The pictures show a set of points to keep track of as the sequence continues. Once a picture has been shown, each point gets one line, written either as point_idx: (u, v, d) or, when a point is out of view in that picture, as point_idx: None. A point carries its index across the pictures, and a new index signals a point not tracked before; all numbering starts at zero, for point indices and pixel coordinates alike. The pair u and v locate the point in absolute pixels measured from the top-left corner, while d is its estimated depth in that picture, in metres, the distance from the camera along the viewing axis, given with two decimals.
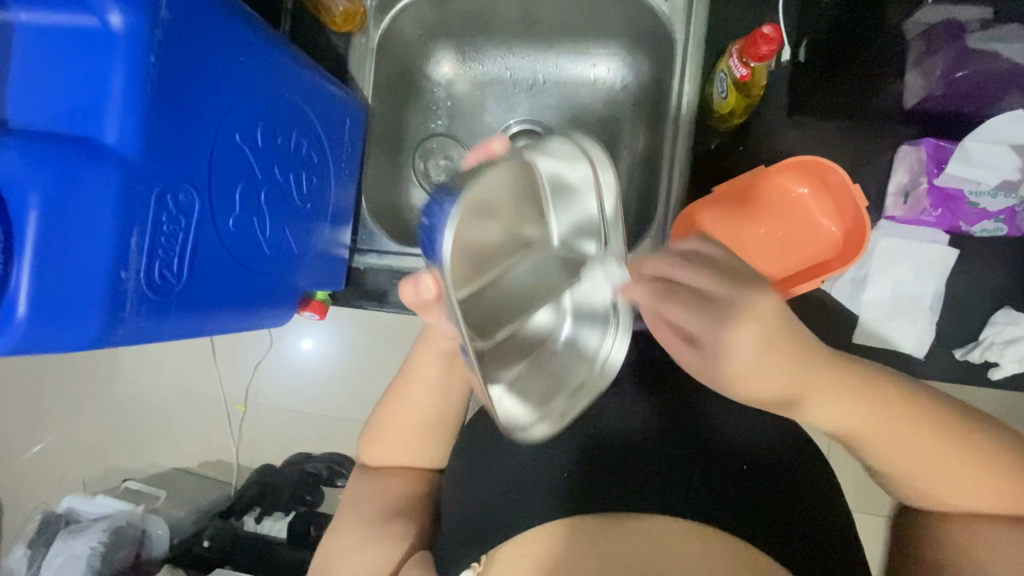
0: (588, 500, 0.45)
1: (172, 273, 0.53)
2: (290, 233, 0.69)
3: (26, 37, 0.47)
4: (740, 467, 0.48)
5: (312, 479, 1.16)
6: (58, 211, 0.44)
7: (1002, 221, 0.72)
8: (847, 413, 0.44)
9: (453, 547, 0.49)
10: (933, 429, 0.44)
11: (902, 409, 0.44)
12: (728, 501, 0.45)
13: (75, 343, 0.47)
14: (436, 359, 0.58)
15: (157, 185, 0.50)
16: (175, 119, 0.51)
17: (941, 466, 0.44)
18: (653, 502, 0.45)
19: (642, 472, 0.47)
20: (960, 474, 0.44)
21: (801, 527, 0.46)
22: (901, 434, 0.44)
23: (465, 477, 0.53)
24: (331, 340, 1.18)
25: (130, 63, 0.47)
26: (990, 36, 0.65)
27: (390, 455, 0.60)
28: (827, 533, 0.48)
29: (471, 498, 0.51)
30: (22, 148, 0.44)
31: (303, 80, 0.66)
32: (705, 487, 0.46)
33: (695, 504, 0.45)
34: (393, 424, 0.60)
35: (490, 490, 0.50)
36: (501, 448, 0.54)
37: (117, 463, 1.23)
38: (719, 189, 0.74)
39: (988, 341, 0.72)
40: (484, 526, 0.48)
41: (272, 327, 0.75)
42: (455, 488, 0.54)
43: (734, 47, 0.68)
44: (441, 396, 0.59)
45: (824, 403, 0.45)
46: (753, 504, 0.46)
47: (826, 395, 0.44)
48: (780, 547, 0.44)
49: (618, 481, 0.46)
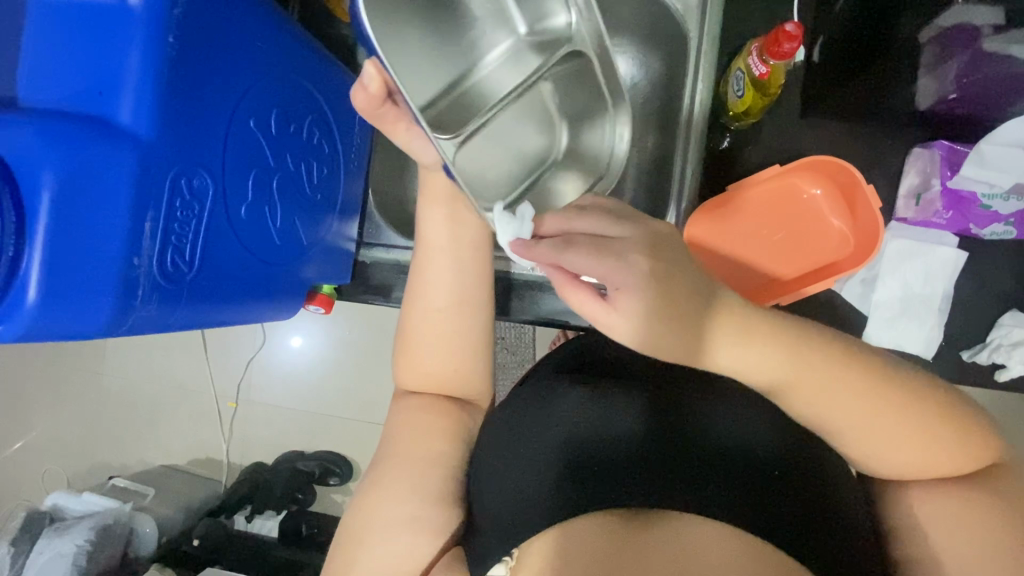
0: (592, 497, 0.46)
1: (185, 261, 0.51)
2: (301, 223, 0.68)
3: (40, 15, 0.46)
4: (773, 470, 0.47)
5: (305, 477, 1.13)
6: (71, 192, 0.42)
7: (1011, 224, 0.72)
8: (847, 402, 0.48)
9: (483, 538, 0.49)
10: (893, 400, 0.48)
11: (858, 379, 0.48)
12: (758, 497, 0.45)
13: (87, 330, 0.46)
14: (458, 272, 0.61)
15: (172, 169, 0.49)
16: (190, 100, 0.49)
17: (894, 429, 0.48)
18: (682, 499, 0.44)
19: (647, 467, 0.46)
20: (922, 443, 0.48)
21: (835, 529, 0.45)
22: (847, 401, 0.48)
23: (490, 469, 0.53)
24: (324, 336, 1.16)
25: (147, 39, 0.45)
26: (1006, 40, 0.65)
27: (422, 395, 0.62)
28: (860, 532, 0.47)
29: (497, 489, 0.51)
30: (35, 126, 0.42)
31: (318, 66, 0.65)
32: (736, 485, 0.45)
33: (709, 499, 0.44)
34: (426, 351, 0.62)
35: (515, 481, 0.50)
36: (508, 443, 0.53)
37: (103, 459, 1.20)
38: (716, 199, 0.74)
39: (995, 343, 0.73)
40: (514, 517, 0.48)
41: (277, 320, 0.73)
42: (474, 483, 0.54)
43: (754, 44, 0.68)
44: (465, 311, 0.61)
45: (830, 391, 0.48)
46: (784, 503, 0.45)
47: (814, 377, 0.48)
48: (804, 538, 0.44)
49: (622, 478, 0.46)
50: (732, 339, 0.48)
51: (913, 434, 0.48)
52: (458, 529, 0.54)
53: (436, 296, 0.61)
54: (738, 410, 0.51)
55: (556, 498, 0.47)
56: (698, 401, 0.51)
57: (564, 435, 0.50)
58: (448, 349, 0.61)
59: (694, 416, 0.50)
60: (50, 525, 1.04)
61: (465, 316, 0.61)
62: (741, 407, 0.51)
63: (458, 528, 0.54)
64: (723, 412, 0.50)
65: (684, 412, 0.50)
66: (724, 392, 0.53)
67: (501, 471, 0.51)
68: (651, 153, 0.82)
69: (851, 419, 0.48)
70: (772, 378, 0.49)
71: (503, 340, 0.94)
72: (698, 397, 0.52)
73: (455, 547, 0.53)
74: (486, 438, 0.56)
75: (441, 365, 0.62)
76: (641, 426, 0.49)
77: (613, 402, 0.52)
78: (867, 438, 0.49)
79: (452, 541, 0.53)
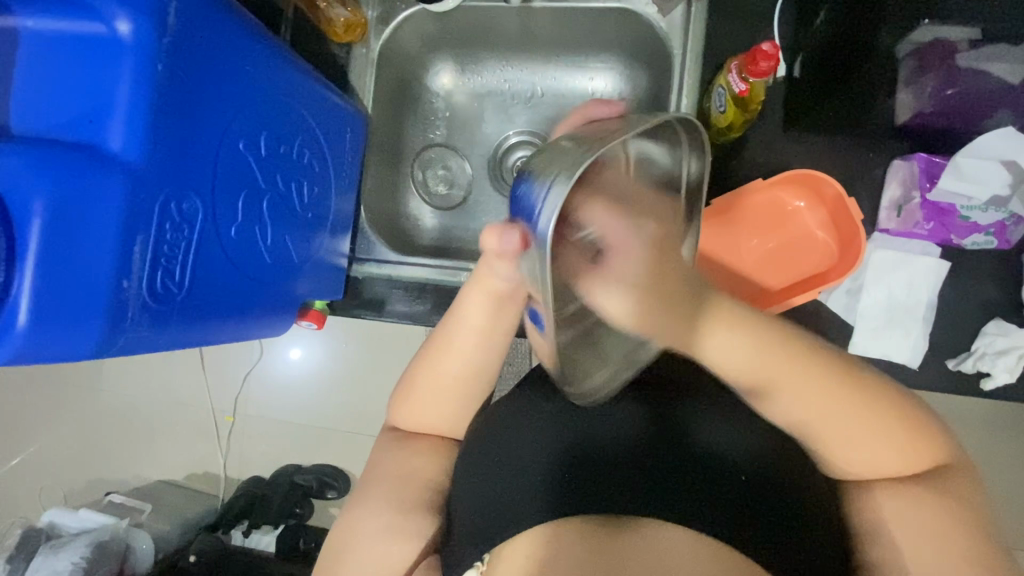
0: (575, 505, 0.46)
1: (175, 282, 0.52)
2: (291, 241, 0.69)
3: (33, 45, 0.47)
4: (745, 477, 0.48)
5: (302, 491, 1.13)
6: (62, 216, 0.43)
7: (992, 234, 0.73)
8: (809, 400, 0.49)
9: (459, 545, 0.49)
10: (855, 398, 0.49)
11: (816, 376, 0.49)
12: (732, 506, 0.45)
13: (76, 352, 0.46)
14: (484, 303, 0.56)
15: (162, 193, 0.50)
16: (180, 125, 0.50)
17: (860, 433, 0.49)
18: (654, 506, 0.45)
19: (629, 475, 0.47)
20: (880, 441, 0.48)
21: (807, 538, 0.46)
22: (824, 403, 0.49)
23: (470, 474, 0.54)
24: (319, 350, 1.17)
25: (137, 69, 0.47)
26: (979, 56, 0.69)
27: (424, 418, 0.61)
28: (829, 538, 0.48)
29: (475, 494, 0.52)
30: (25, 154, 0.43)
31: (309, 90, 0.67)
32: (709, 494, 0.46)
33: (692, 508, 0.45)
34: (427, 398, 0.60)
35: (493, 488, 0.51)
36: (488, 451, 0.54)
37: (100, 475, 1.20)
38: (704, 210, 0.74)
39: (980, 351, 0.74)
40: (490, 524, 0.48)
41: (270, 336, 0.74)
42: (455, 491, 0.54)
43: (734, 63, 0.69)
44: (480, 345, 0.58)
45: (788, 392, 0.49)
46: (757, 512, 0.46)
47: (774, 378, 0.48)
48: (782, 546, 0.45)
49: (595, 485, 0.47)
50: (703, 324, 0.49)
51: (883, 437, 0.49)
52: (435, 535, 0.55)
53: (450, 351, 0.58)
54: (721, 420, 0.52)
55: (537, 505, 0.47)
56: (670, 409, 0.52)
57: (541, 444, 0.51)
58: (459, 377, 0.59)
59: (668, 424, 0.51)
60: (46, 541, 1.05)
61: (471, 379, 0.60)
62: (712, 416, 0.52)
63: (434, 534, 0.55)
64: (705, 422, 0.52)
65: (657, 421, 0.51)
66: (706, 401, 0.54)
67: (480, 478, 0.52)
68: None
69: (819, 418, 0.49)
70: (740, 369, 0.49)
71: None
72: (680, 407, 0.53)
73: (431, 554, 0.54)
74: (469, 445, 0.57)
75: (437, 412, 0.60)
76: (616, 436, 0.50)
77: (592, 411, 0.53)
78: (837, 439, 0.49)
79: (428, 549, 0.54)
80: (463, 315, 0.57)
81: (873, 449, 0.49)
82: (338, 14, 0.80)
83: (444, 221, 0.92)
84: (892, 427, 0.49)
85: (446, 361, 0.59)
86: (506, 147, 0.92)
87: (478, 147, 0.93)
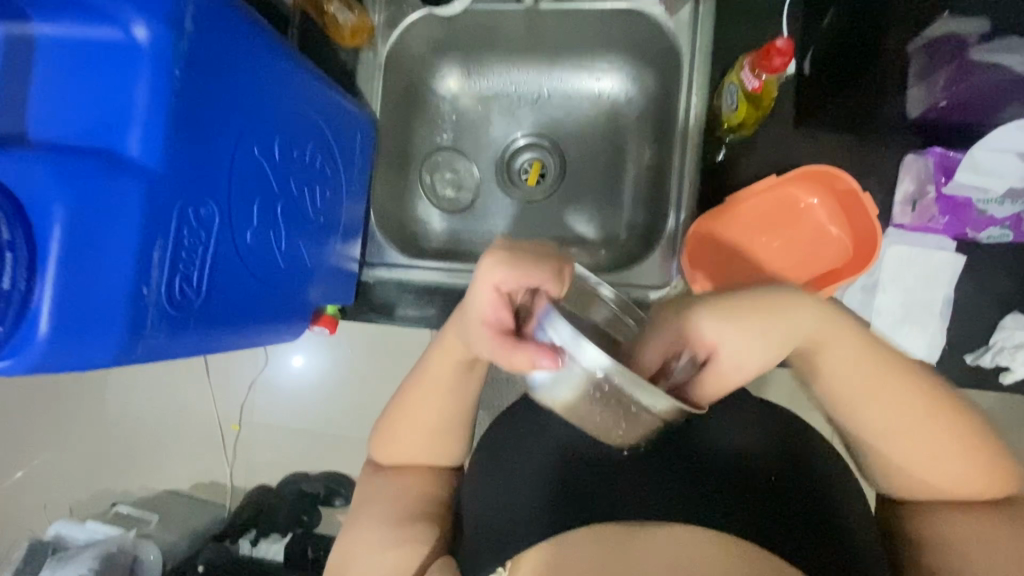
0: (582, 516, 0.48)
1: (193, 288, 0.52)
2: (304, 246, 0.68)
3: (49, 51, 0.47)
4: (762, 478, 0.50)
5: (310, 499, 1.14)
6: (82, 223, 0.43)
7: (1007, 227, 0.73)
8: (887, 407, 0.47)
9: (475, 549, 0.49)
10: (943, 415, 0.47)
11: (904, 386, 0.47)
12: (743, 513, 0.47)
13: (97, 360, 0.46)
14: (451, 364, 0.55)
15: (180, 199, 0.49)
16: (197, 131, 0.50)
17: (935, 447, 0.47)
18: (671, 514, 0.46)
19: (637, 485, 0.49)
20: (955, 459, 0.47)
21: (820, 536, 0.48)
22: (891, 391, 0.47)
23: (488, 472, 0.55)
24: (326, 357, 1.16)
25: (155, 75, 0.46)
26: (994, 48, 0.64)
27: (404, 455, 0.58)
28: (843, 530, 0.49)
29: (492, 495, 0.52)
30: (44, 160, 0.43)
31: (319, 95, 0.67)
32: (722, 502, 0.48)
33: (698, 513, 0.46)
34: (402, 442, 0.58)
35: (509, 492, 0.52)
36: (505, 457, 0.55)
37: (105, 487, 1.19)
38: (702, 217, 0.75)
39: (998, 345, 0.73)
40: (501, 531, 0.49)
41: (283, 342, 0.74)
42: (467, 506, 0.54)
43: (745, 60, 0.69)
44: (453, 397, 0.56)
45: (870, 398, 0.47)
46: (770, 516, 0.47)
47: (843, 358, 0.47)
48: (796, 549, 0.46)
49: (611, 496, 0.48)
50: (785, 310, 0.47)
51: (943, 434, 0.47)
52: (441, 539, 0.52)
53: (425, 407, 0.56)
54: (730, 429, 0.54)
55: (547, 516, 0.49)
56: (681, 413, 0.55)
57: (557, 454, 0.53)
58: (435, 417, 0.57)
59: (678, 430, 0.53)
60: (53, 555, 1.04)
61: (446, 424, 0.57)
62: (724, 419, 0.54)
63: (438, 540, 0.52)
64: (715, 428, 0.53)
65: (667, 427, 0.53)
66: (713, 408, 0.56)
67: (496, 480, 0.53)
68: (647, 169, 0.85)
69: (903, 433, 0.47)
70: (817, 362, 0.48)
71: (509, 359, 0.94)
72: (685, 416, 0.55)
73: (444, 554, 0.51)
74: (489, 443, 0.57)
75: (412, 449, 0.57)
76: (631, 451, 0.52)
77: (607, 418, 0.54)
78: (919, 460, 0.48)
79: (436, 552, 0.50)
80: (430, 375, 0.56)
81: (940, 461, 0.48)
82: (345, 18, 0.80)
83: (452, 224, 0.92)
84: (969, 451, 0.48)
85: (417, 416, 0.57)
86: (513, 149, 0.92)
87: (485, 150, 0.92)
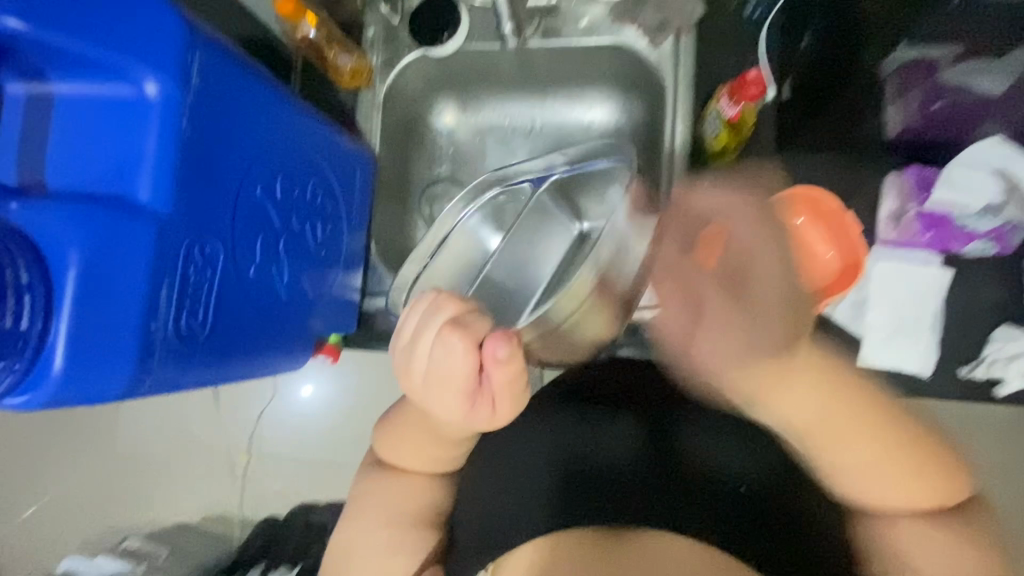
0: (571, 516, 0.53)
1: (198, 322, 0.55)
2: (306, 278, 0.71)
3: (66, 107, 0.51)
4: (743, 486, 0.56)
5: (318, 529, 1.13)
6: (94, 265, 0.46)
7: (991, 240, 0.75)
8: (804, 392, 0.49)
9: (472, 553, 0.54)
10: (866, 415, 0.49)
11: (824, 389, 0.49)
12: (724, 518, 0.53)
13: (107, 393, 0.48)
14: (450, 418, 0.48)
15: (186, 239, 0.52)
16: (202, 175, 0.54)
17: (895, 466, 0.48)
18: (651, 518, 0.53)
19: (619, 490, 0.55)
20: (913, 476, 0.48)
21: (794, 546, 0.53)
22: (848, 448, 0.48)
23: (488, 480, 0.58)
24: (331, 386, 1.18)
25: (163, 126, 0.50)
26: (964, 71, 0.68)
27: (409, 460, 0.54)
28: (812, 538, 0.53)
29: (489, 501, 0.57)
30: (61, 208, 0.46)
31: (319, 136, 0.70)
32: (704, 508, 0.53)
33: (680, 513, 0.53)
34: (414, 442, 0.54)
35: (504, 495, 0.57)
36: (502, 461, 0.59)
37: (113, 523, 1.20)
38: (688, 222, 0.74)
39: (990, 358, 0.75)
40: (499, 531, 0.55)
41: (286, 372, 0.76)
42: (458, 505, 0.57)
43: (723, 89, 0.73)
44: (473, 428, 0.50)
45: (784, 395, 0.49)
46: (743, 520, 0.53)
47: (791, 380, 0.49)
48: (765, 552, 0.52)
49: (598, 500, 0.54)
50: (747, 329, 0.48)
51: (899, 470, 0.48)
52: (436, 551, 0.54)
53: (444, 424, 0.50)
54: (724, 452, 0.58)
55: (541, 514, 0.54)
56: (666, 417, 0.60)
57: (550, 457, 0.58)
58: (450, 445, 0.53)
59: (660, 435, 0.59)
60: None
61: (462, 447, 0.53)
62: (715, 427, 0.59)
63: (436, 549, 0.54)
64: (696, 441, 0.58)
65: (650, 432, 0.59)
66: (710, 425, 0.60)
67: (493, 486, 0.58)
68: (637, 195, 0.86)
69: (858, 467, 0.49)
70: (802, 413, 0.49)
71: None
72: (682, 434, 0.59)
73: (435, 564, 0.53)
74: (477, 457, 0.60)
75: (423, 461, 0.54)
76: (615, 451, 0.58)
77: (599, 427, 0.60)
78: (868, 480, 0.49)
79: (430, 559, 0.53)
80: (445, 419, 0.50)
81: (886, 481, 0.48)
82: (345, 61, 0.85)
83: None
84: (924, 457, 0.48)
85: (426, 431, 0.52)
86: None
87: None
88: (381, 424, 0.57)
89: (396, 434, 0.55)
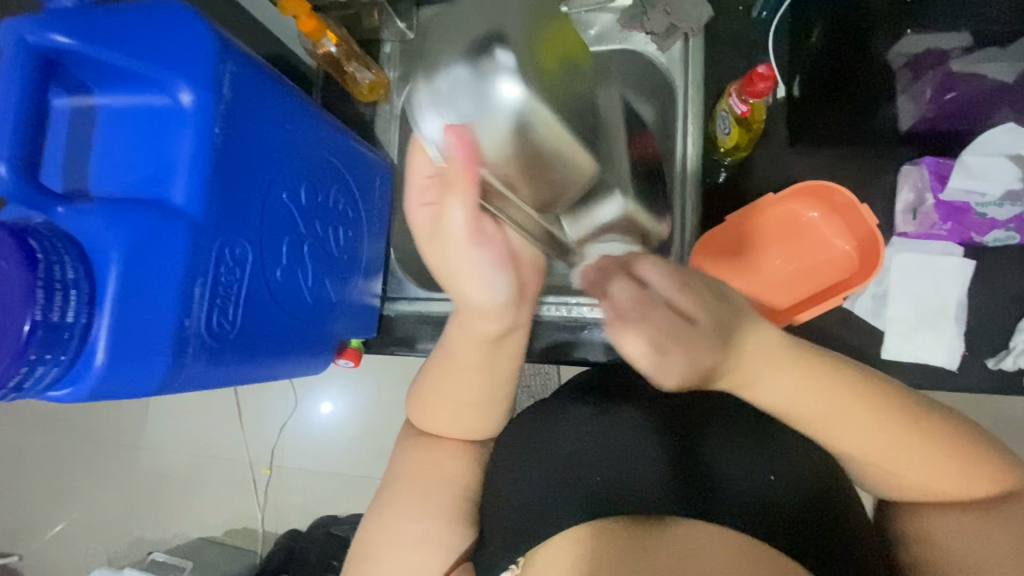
0: (604, 508, 0.49)
1: (228, 320, 0.57)
2: (329, 283, 0.74)
3: (108, 118, 0.54)
4: (776, 476, 0.52)
5: (340, 541, 1.10)
6: (132, 264, 0.49)
7: (1012, 229, 0.74)
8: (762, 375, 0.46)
9: (492, 551, 0.53)
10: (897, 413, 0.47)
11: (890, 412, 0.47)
12: (767, 515, 0.48)
13: (141, 385, 0.50)
14: (474, 342, 0.60)
15: (217, 240, 0.55)
16: (232, 181, 0.56)
17: (928, 467, 0.48)
18: (688, 503, 0.48)
19: (654, 484, 0.51)
20: (937, 474, 0.48)
21: (843, 538, 0.49)
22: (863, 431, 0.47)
23: (506, 485, 0.57)
24: (353, 398, 1.20)
25: (196, 131, 0.53)
26: (976, 59, 0.65)
27: (437, 425, 0.64)
28: (845, 530, 0.50)
29: (509, 501, 0.55)
30: (103, 211, 0.49)
31: (341, 146, 0.73)
32: (744, 496, 0.49)
33: (700, 501, 0.48)
34: (436, 401, 0.64)
35: (527, 491, 0.55)
36: (527, 457, 0.58)
37: (142, 535, 1.23)
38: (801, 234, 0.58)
39: (1018, 348, 0.73)
40: (519, 531, 0.51)
41: (309, 375, 0.78)
42: (488, 492, 0.59)
43: (733, 87, 0.74)
44: (485, 371, 0.62)
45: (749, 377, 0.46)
46: (792, 512, 0.49)
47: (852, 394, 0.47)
48: (817, 543, 0.47)
49: (632, 491, 0.50)
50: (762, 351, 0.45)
51: (939, 465, 0.48)
52: (466, 546, 0.57)
53: (460, 347, 0.61)
54: (758, 455, 0.54)
55: (570, 504, 0.51)
56: (687, 417, 0.58)
57: (573, 450, 0.56)
58: (476, 387, 0.63)
59: (684, 432, 0.56)
60: None
61: (482, 397, 0.63)
62: (735, 423, 0.57)
63: (468, 546, 0.57)
64: (720, 440, 0.55)
65: (674, 428, 0.57)
66: (740, 430, 0.56)
67: (512, 486, 0.57)
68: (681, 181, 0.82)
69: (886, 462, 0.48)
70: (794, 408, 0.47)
71: (529, 386, 1.04)
72: (709, 433, 0.55)
73: (468, 560, 0.57)
74: (505, 454, 0.61)
75: (448, 421, 0.64)
76: (640, 443, 0.55)
77: (620, 422, 0.58)
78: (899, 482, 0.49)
79: (463, 554, 0.57)
80: (460, 349, 0.61)
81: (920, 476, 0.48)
82: (363, 76, 0.88)
83: None
84: (946, 459, 0.48)
85: (450, 383, 0.63)
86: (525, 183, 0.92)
87: None
88: (412, 395, 0.67)
89: (421, 401, 0.65)
